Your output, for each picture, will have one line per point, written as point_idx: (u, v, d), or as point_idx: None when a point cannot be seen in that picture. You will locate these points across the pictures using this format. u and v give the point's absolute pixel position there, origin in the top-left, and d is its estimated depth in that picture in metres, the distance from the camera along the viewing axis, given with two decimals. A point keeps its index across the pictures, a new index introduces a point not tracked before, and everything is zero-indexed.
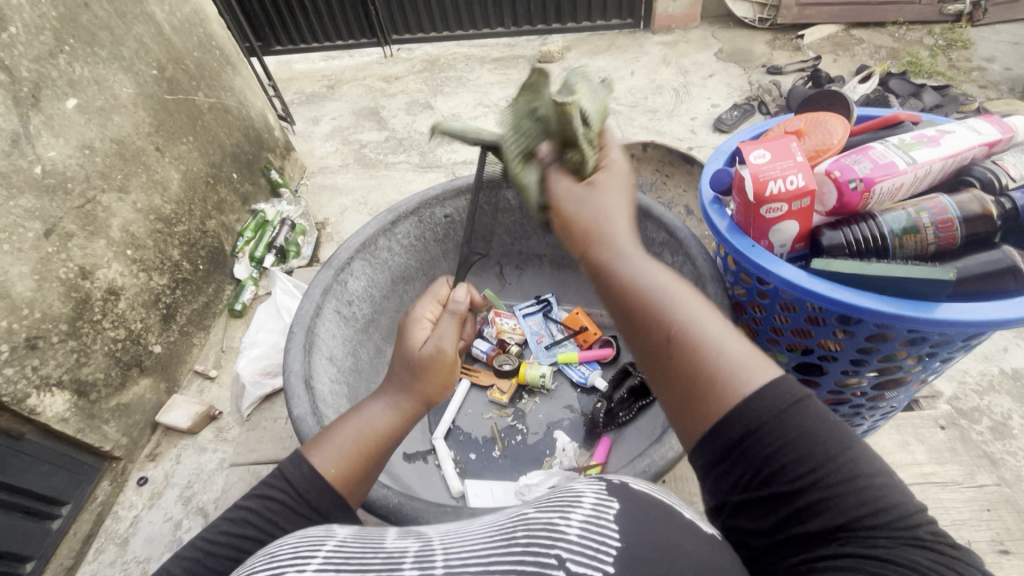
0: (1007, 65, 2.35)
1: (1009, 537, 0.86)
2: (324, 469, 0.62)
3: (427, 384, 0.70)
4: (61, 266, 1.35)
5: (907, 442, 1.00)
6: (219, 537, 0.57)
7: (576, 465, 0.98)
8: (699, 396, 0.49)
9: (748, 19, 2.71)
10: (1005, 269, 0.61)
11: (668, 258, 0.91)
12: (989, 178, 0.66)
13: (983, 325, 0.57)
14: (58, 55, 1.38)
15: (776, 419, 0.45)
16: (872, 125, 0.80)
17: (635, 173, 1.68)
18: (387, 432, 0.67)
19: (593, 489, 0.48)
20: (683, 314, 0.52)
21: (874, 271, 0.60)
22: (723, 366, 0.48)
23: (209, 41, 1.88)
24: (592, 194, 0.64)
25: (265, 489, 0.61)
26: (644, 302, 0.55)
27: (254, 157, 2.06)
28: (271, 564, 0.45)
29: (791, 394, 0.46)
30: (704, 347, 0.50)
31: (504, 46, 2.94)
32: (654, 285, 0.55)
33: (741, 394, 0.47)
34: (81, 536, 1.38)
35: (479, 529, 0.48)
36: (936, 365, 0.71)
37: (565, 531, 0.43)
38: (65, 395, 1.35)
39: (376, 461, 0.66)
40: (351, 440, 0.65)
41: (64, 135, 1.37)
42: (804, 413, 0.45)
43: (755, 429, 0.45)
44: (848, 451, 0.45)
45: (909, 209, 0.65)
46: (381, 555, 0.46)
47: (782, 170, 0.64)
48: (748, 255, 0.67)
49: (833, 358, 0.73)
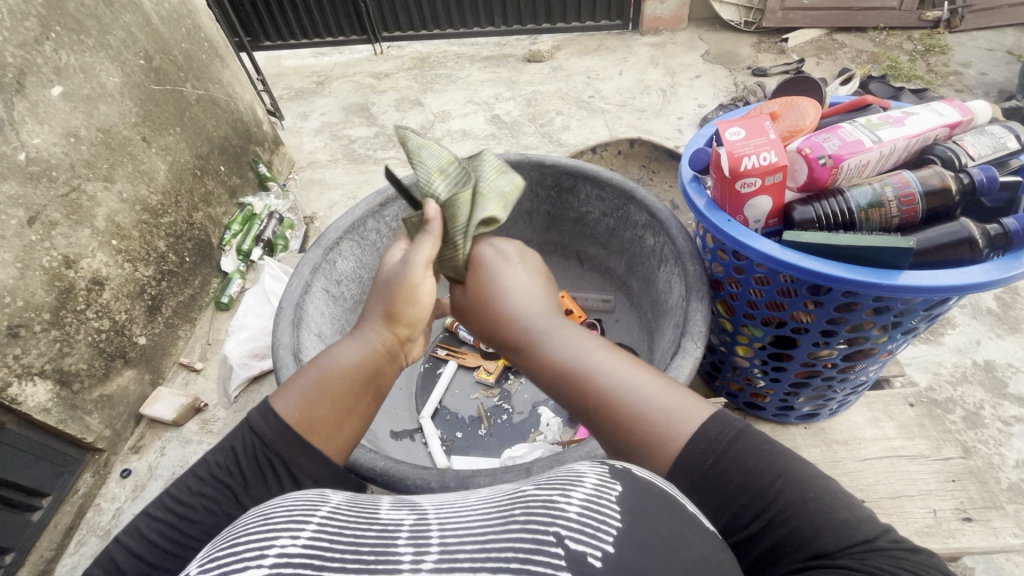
0: (982, 71, 2.42)
1: (972, 506, 0.90)
2: (288, 417, 0.63)
3: (396, 304, 0.69)
4: (44, 254, 1.33)
5: (878, 419, 1.03)
6: (189, 498, 0.59)
7: (559, 440, 1.00)
8: (644, 450, 0.55)
9: (734, 22, 2.77)
10: (963, 239, 0.64)
11: (651, 240, 0.93)
12: (949, 156, 0.69)
13: (947, 290, 0.59)
14: (45, 42, 1.37)
15: (722, 459, 0.52)
16: (842, 108, 0.84)
17: (621, 169, 1.71)
18: (353, 370, 0.66)
19: (594, 471, 0.50)
20: (605, 374, 0.59)
21: (843, 242, 0.62)
22: (657, 421, 0.55)
23: (197, 33, 1.87)
24: (481, 280, 0.73)
25: (240, 442, 0.63)
26: (563, 371, 0.61)
27: (242, 150, 2.05)
28: (264, 527, 0.45)
29: (726, 430, 0.53)
30: (633, 409, 0.56)
31: (493, 45, 2.96)
32: (564, 352, 0.62)
33: (678, 440, 0.53)
34: (63, 527, 1.37)
35: (476, 504, 0.49)
36: (900, 336, 0.74)
37: (565, 509, 0.44)
38: (47, 385, 1.34)
39: (355, 410, 0.66)
40: (314, 379, 0.65)
41: (48, 123, 1.36)
42: (744, 447, 0.52)
43: (705, 471, 0.52)
44: (793, 476, 0.51)
45: (874, 183, 0.68)
46: (375, 528, 0.46)
47: (756, 146, 0.66)
48: (724, 229, 0.70)
49: (805, 330, 0.76)
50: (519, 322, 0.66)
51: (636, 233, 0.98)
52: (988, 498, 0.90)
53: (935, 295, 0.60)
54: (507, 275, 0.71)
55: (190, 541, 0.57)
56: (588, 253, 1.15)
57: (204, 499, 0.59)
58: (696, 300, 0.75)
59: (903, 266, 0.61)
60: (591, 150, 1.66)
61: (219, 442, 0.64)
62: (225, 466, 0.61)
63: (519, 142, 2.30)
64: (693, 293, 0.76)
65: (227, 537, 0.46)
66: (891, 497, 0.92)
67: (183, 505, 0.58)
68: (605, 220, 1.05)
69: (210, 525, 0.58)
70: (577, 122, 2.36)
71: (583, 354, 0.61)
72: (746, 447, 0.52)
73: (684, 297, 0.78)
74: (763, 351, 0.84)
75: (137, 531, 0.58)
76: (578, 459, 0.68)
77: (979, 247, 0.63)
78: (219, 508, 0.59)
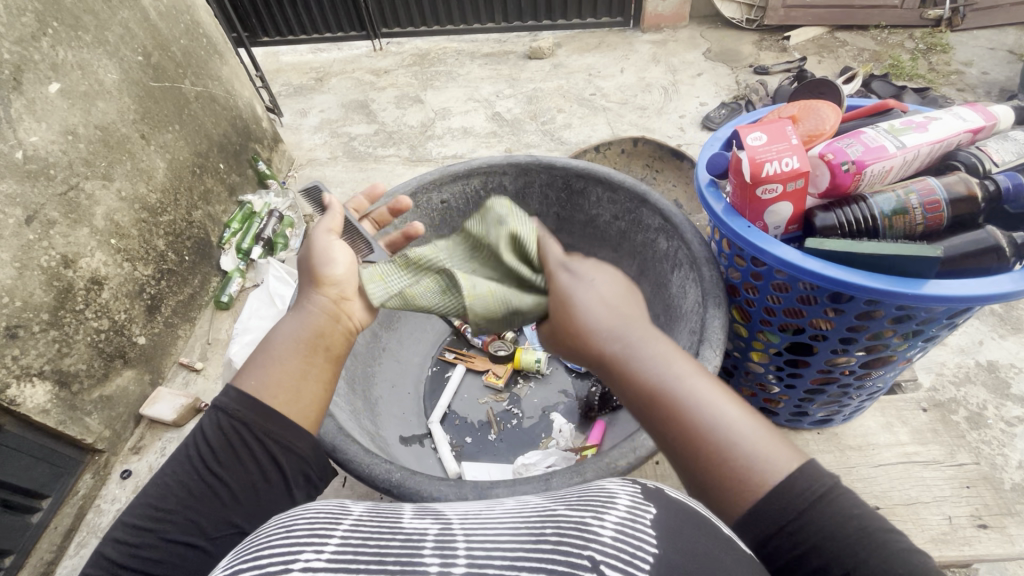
0: (984, 69, 2.41)
1: (987, 513, 0.92)
2: (248, 387, 0.66)
3: (314, 268, 0.73)
4: (43, 254, 1.32)
5: (890, 424, 1.04)
6: (167, 479, 0.63)
7: (571, 447, 1.00)
8: (724, 483, 0.52)
9: (736, 20, 2.76)
10: (989, 248, 0.63)
11: (665, 244, 0.92)
12: (973, 162, 0.69)
13: (972, 300, 0.59)
14: (41, 38, 1.35)
15: (808, 516, 0.48)
16: (861, 112, 0.84)
17: (625, 168, 1.70)
18: (296, 336, 0.69)
19: (627, 492, 0.51)
20: (697, 404, 0.55)
21: (868, 249, 0.62)
22: (743, 462, 0.52)
23: (196, 29, 1.85)
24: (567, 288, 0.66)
25: (207, 422, 0.65)
26: (654, 396, 0.57)
27: (241, 147, 2.03)
28: (289, 539, 0.44)
29: (817, 485, 0.49)
30: (721, 445, 0.53)
31: (494, 42, 2.94)
32: (658, 375, 0.57)
33: (760, 486, 0.51)
34: (63, 529, 1.35)
35: (504, 517, 0.49)
36: (920, 344, 0.74)
37: (598, 533, 0.44)
38: (46, 386, 1.32)
39: (312, 373, 0.68)
40: (262, 350, 0.69)
41: (46, 120, 1.34)
42: (837, 508, 0.48)
43: (787, 523, 0.49)
44: (885, 549, 0.47)
45: (898, 190, 0.68)
46: (400, 538, 0.45)
47: (778, 152, 0.65)
48: (743, 235, 0.69)
49: (823, 337, 0.75)
50: (604, 334, 0.60)
51: (648, 237, 0.97)
52: (1003, 505, 0.93)
53: (961, 305, 0.60)
54: (584, 287, 0.64)
55: (162, 513, 0.60)
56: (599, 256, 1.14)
57: (179, 476, 0.63)
58: (713, 306, 0.74)
59: (930, 275, 0.60)
60: (594, 149, 1.66)
61: (195, 431, 0.67)
62: (196, 445, 0.65)
63: (520, 140, 2.29)
64: (710, 298, 0.75)
65: (249, 549, 0.45)
66: (906, 504, 0.94)
67: (156, 488, 0.62)
68: (616, 223, 1.04)
69: (184, 494, 0.61)
70: (579, 119, 2.35)
71: (671, 375, 0.57)
72: (839, 507, 0.48)
73: (700, 303, 0.78)
74: (779, 357, 0.84)
75: (121, 524, 0.60)
76: (598, 471, 0.66)
77: (1006, 255, 0.63)
78: (191, 481, 0.62)
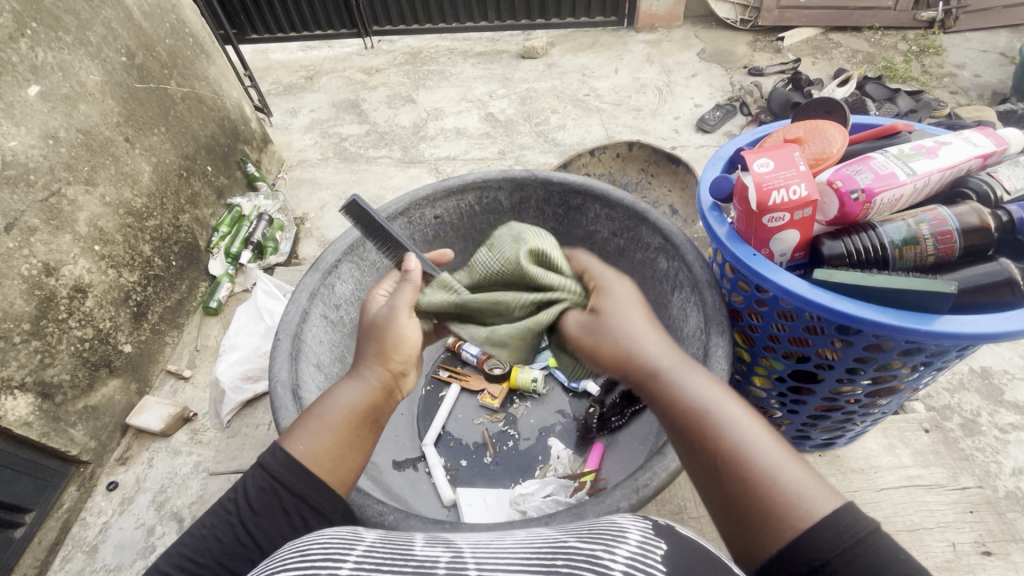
0: (977, 72, 2.42)
1: (992, 539, 0.98)
2: (296, 452, 0.63)
3: (381, 342, 0.71)
4: (23, 262, 1.28)
5: (894, 445, 1.11)
6: (205, 531, 0.60)
7: (570, 473, 0.99)
8: (763, 520, 0.51)
9: (731, 20, 2.74)
10: (1003, 281, 0.63)
11: (664, 263, 0.91)
12: (984, 190, 0.69)
13: (987, 337, 0.58)
14: (20, 39, 1.30)
15: (843, 559, 0.46)
16: (871, 133, 0.82)
17: (620, 173, 1.68)
18: (356, 407, 0.67)
19: (638, 528, 0.49)
20: (737, 438, 0.55)
21: (877, 283, 0.61)
22: (781, 495, 0.51)
23: (182, 28, 1.80)
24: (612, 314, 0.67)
25: (250, 477, 0.63)
26: (696, 424, 0.58)
27: (229, 149, 1.99)
28: (303, 561, 0.43)
29: (855, 528, 0.46)
30: (761, 476, 0.53)
31: (487, 40, 2.90)
32: (698, 404, 0.58)
33: (801, 523, 0.49)
34: (46, 544, 1.31)
35: (514, 548, 0.47)
36: (928, 374, 0.73)
37: (609, 566, 0.42)
38: (29, 398, 1.28)
39: (358, 444, 0.66)
40: (318, 416, 0.66)
41: (26, 124, 1.30)
42: (860, 556, 0.45)
43: (823, 564, 0.46)
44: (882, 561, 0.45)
45: (908, 219, 0.67)
46: (412, 563, 0.43)
47: (786, 179, 0.64)
48: (749, 263, 0.68)
49: (829, 366, 0.74)
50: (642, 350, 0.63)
51: (647, 255, 0.96)
52: (1007, 532, 0.99)
53: (978, 340, 0.58)
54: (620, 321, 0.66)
55: (195, 566, 0.57)
56: None
57: (216, 530, 0.60)
58: (716, 334, 0.73)
59: (941, 310, 0.59)
60: (589, 154, 1.64)
61: (233, 486, 0.64)
62: (236, 499, 0.62)
63: (514, 142, 2.26)
64: (713, 325, 0.74)
65: (263, 572, 0.44)
66: (909, 529, 1.00)
67: (194, 538, 0.60)
68: (614, 239, 1.02)
69: (219, 551, 0.58)
70: (573, 120, 2.33)
71: (711, 404, 0.58)
72: (883, 550, 0.45)
73: (703, 328, 0.77)
74: (782, 383, 0.83)
75: (153, 569, 0.57)
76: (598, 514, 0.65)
77: (1020, 289, 0.63)
78: (226, 534, 0.60)
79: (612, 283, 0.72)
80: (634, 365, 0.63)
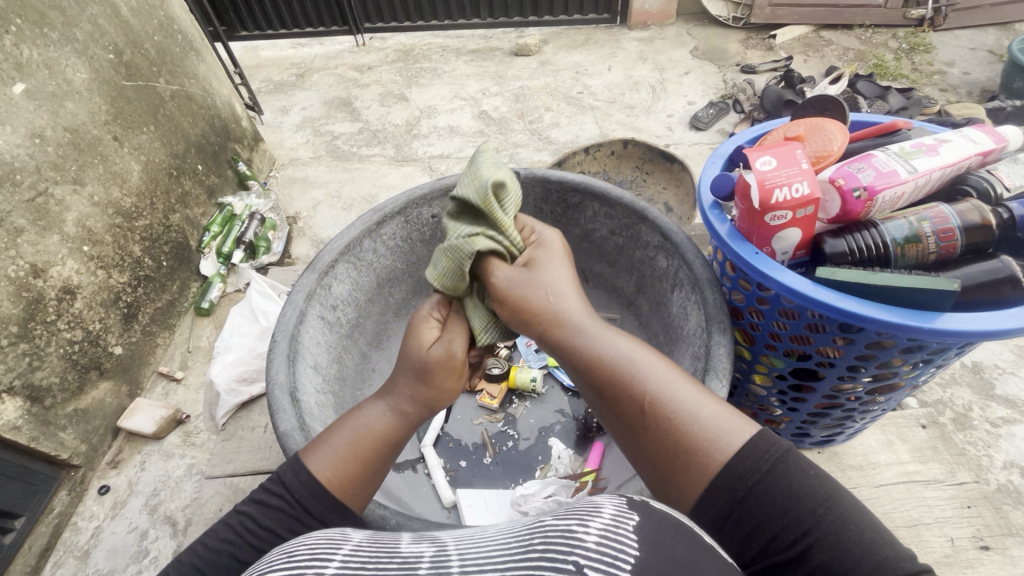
0: (966, 70, 2.44)
1: (989, 533, 0.99)
2: (321, 475, 0.62)
3: (425, 377, 0.68)
4: (10, 264, 1.25)
5: (891, 441, 1.12)
6: (218, 545, 0.58)
7: (571, 473, 0.98)
8: (685, 465, 0.54)
9: (722, 18, 2.75)
10: (1004, 278, 0.63)
11: (664, 261, 0.91)
12: (984, 187, 0.70)
13: (985, 335, 0.58)
14: (4, 36, 1.27)
15: (754, 490, 0.50)
16: (870, 132, 0.83)
17: (615, 171, 1.68)
18: (388, 435, 0.66)
19: (613, 502, 0.48)
20: (653, 387, 0.58)
21: (881, 280, 0.61)
22: (701, 433, 0.54)
23: (171, 25, 1.77)
24: (536, 274, 0.68)
25: (267, 493, 0.62)
26: (616, 374, 0.60)
27: (220, 148, 1.96)
28: (289, 562, 0.43)
29: (771, 453, 0.52)
30: (680, 417, 0.56)
31: (480, 38, 2.88)
32: (619, 357, 0.60)
33: (722, 456, 0.53)
34: (37, 550, 1.29)
35: (495, 536, 0.47)
36: (929, 371, 0.73)
37: (582, 538, 0.42)
38: (17, 401, 1.26)
39: (378, 466, 0.66)
40: (350, 444, 0.64)
41: (11, 123, 1.27)
42: (765, 485, 0.50)
43: (741, 497, 0.51)
44: (775, 478, 0.51)
45: (910, 217, 0.68)
46: (396, 560, 0.43)
47: (788, 177, 0.64)
48: (751, 261, 0.69)
49: (830, 364, 0.74)
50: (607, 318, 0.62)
51: (647, 254, 0.96)
52: (1003, 527, 1.00)
53: (976, 339, 0.59)
54: (544, 281, 0.67)
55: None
56: (595, 271, 1.11)
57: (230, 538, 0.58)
58: (717, 332, 0.74)
59: (945, 308, 0.60)
60: (584, 151, 1.64)
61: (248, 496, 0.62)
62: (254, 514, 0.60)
63: (508, 139, 2.25)
64: (714, 323, 0.75)
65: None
66: (908, 525, 1.00)
67: (210, 552, 0.57)
68: (613, 237, 1.02)
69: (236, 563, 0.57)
70: (566, 118, 2.32)
71: (631, 360, 0.60)
72: (790, 475, 0.51)
73: (704, 326, 0.77)
74: (782, 381, 0.83)
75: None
76: None
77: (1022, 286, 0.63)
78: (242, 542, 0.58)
79: (555, 244, 0.74)
80: (557, 322, 0.64)
